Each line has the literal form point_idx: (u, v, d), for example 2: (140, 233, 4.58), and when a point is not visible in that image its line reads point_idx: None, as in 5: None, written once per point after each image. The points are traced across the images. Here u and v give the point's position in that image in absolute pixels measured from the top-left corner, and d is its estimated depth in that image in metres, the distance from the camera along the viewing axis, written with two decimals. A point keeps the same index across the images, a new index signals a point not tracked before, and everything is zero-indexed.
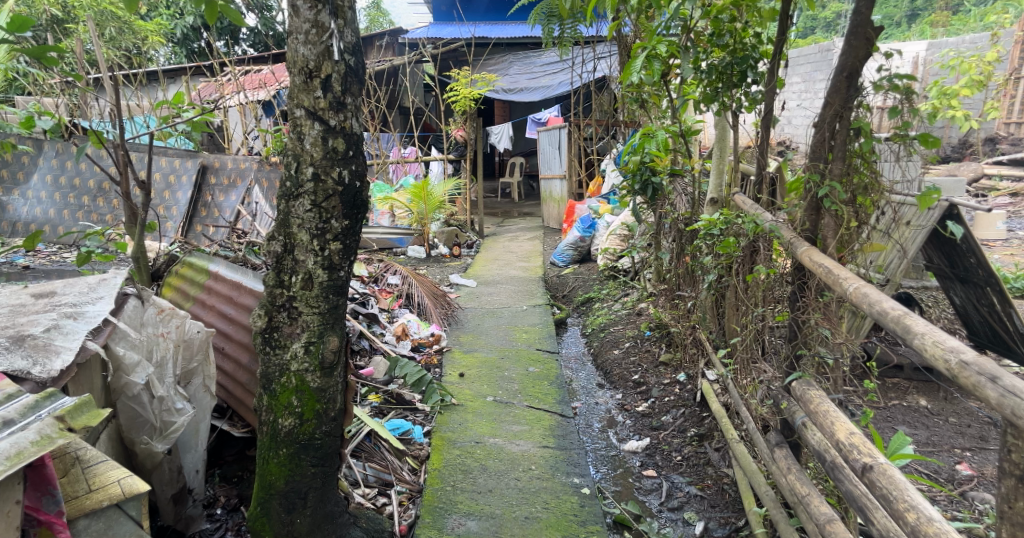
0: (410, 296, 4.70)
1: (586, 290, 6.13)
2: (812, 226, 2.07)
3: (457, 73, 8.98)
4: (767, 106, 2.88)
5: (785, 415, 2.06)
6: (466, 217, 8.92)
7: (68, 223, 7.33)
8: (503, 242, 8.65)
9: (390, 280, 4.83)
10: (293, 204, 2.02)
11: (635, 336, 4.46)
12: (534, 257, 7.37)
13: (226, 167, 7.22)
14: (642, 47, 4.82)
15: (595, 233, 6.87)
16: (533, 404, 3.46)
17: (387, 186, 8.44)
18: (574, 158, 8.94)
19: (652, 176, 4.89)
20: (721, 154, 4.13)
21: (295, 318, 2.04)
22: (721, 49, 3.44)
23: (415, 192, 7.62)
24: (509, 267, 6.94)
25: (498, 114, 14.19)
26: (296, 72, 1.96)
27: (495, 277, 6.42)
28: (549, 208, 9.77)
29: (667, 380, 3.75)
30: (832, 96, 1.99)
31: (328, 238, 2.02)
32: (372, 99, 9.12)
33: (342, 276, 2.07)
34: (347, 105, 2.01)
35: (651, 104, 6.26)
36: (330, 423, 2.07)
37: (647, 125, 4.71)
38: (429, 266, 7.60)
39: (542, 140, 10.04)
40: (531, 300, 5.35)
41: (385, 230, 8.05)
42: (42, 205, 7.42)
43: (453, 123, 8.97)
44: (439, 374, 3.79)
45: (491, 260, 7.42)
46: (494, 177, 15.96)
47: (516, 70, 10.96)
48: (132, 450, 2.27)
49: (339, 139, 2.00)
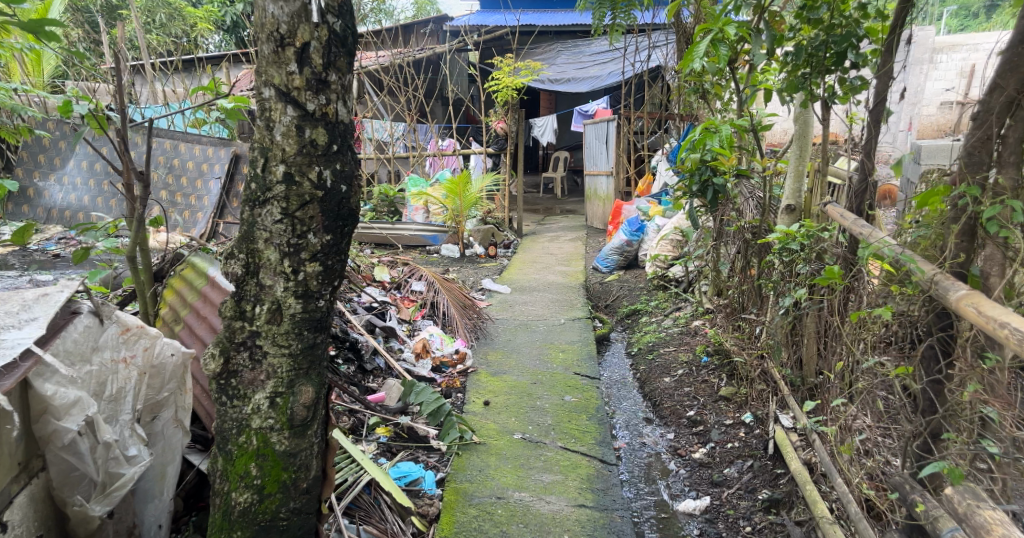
0: (436, 305, 4.25)
1: (632, 301, 5.60)
2: (965, 257, 1.62)
3: (500, 60, 8.50)
4: (879, 95, 2.38)
5: (921, 520, 1.59)
6: (505, 214, 8.44)
7: (102, 211, 7.13)
8: (543, 242, 8.17)
9: (415, 287, 4.39)
10: (259, 212, 1.53)
11: (690, 361, 3.91)
12: (575, 260, 6.86)
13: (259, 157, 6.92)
14: (706, 30, 4.26)
15: (644, 236, 6.29)
16: (568, 444, 2.95)
17: (422, 180, 8.12)
18: (623, 153, 8.37)
19: (713, 178, 4.34)
20: (802, 153, 3.52)
21: (258, 361, 1.55)
22: (813, 26, 2.87)
23: (450, 188, 7.22)
24: (549, 272, 6.42)
25: (544, 106, 13.67)
26: (264, 39, 1.47)
27: (533, 282, 5.93)
28: (594, 206, 9.23)
29: (729, 421, 3.19)
30: (1004, 78, 1.54)
31: (304, 258, 1.53)
32: (412, 89, 8.71)
33: (321, 305, 1.58)
34: (331, 84, 1.51)
35: (712, 95, 5.65)
36: (299, 499, 1.59)
37: (710, 119, 4.15)
38: (464, 267, 7.16)
39: (588, 134, 9.49)
40: (570, 312, 4.83)
41: (419, 227, 7.75)
42: (76, 192, 7.23)
43: (494, 114, 8.48)
44: (461, 401, 3.32)
45: (530, 262, 6.95)
46: (538, 171, 15.46)
47: (564, 59, 10.42)
48: (65, 512, 1.78)
49: (320, 130, 1.52)
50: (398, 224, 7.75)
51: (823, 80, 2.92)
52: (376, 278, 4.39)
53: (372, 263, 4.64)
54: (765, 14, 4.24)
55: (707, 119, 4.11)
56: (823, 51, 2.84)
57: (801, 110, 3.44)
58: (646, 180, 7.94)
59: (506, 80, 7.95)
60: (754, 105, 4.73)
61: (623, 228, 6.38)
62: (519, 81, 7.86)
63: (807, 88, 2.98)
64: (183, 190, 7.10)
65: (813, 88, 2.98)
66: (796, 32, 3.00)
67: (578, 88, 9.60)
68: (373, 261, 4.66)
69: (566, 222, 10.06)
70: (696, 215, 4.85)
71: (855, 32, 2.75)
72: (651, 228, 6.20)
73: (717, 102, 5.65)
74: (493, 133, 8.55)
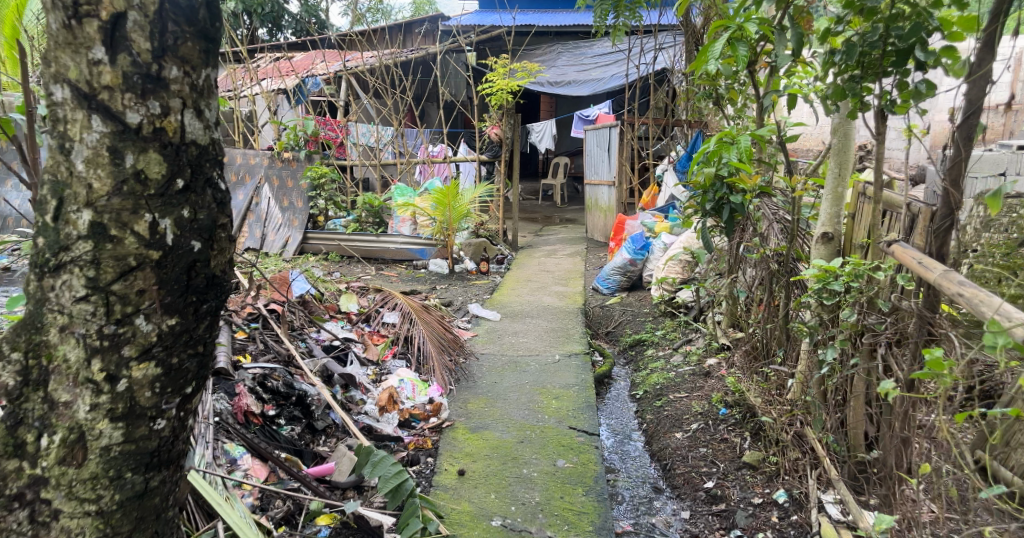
0: (410, 341, 3.69)
1: (636, 329, 5.05)
2: None
3: (495, 61, 7.94)
4: (970, 105, 1.79)
5: None
6: (499, 226, 7.89)
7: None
8: (539, 256, 7.61)
9: (387, 319, 3.82)
10: (56, 290, 1.28)
11: (705, 413, 3.35)
12: (573, 279, 6.30)
13: (234, 164, 7.83)
14: (723, 27, 3.72)
15: (649, 255, 5.73)
16: (559, 534, 2.38)
17: (410, 189, 7.56)
18: (626, 161, 7.80)
19: (730, 196, 3.79)
20: (841, 168, 2.93)
21: (40, 528, 1.33)
22: (868, 17, 2.30)
23: (438, 198, 6.66)
24: (543, 294, 5.87)
25: (544, 110, 13.10)
26: (52, 13, 1.22)
27: (526, 305, 5.37)
28: (595, 217, 8.64)
29: (757, 499, 2.61)
30: None
31: (128, 356, 1.30)
32: (402, 91, 8.16)
33: (146, 432, 1.36)
34: (170, 87, 1.27)
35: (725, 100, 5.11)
36: None
37: (727, 129, 3.61)
38: (452, 284, 6.60)
39: (588, 140, 8.92)
40: (566, 346, 4.25)
41: (405, 240, 7.27)
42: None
43: (488, 119, 7.90)
44: (431, 470, 2.76)
45: (523, 280, 6.40)
46: (538, 178, 14.85)
47: (564, 61, 9.88)
48: None
49: (152, 164, 1.28)
50: (383, 237, 7.26)
51: (879, 83, 2.34)
52: (342, 309, 3.82)
53: (338, 290, 4.05)
54: (791, 8, 3.69)
55: (722, 129, 3.58)
56: (880, 49, 2.27)
57: (842, 118, 2.85)
58: (652, 192, 7.43)
59: (501, 82, 7.38)
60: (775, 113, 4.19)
61: (627, 245, 5.83)
62: (514, 84, 7.31)
63: (857, 95, 2.39)
64: None
65: (864, 94, 2.41)
66: (845, 26, 2.42)
67: (579, 92, 9.06)
68: (339, 287, 4.07)
69: (564, 233, 9.49)
70: (709, 235, 4.33)
71: (925, 24, 2.17)
72: (657, 246, 5.66)
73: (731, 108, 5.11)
74: (486, 139, 8.01)
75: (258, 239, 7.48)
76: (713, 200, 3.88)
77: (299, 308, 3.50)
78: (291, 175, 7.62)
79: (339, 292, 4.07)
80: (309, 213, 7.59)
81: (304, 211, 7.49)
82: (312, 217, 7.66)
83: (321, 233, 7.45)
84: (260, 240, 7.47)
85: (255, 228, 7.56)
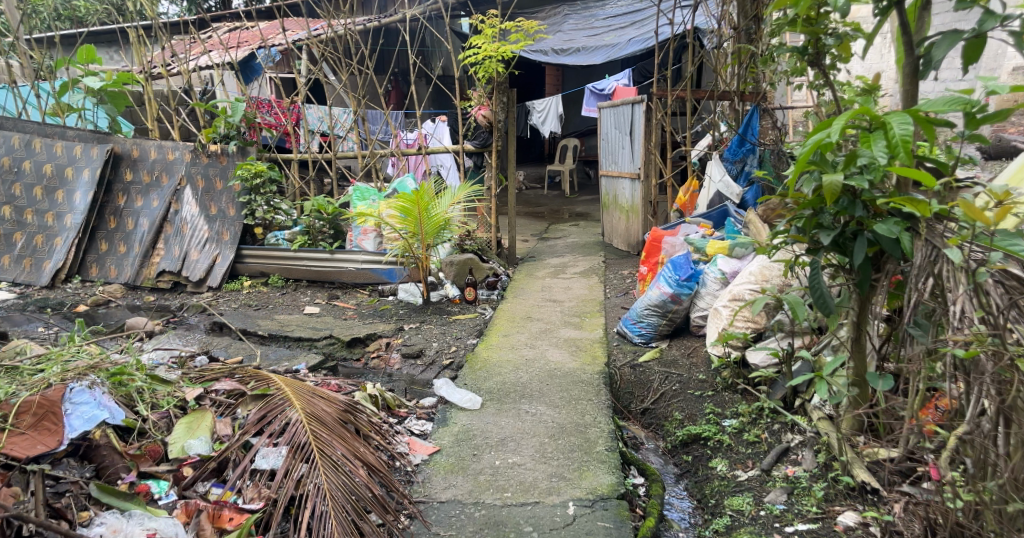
0: (299, 509, 2.04)
1: (687, 413, 3.38)
2: None
3: (482, 20, 6.19)
4: None
5: None
6: (491, 235, 6.20)
7: None
8: (543, 275, 5.92)
9: (261, 465, 2.17)
10: None
11: None
12: (588, 318, 4.65)
13: (146, 159, 5.91)
14: None
15: (699, 288, 4.03)
16: None
17: (374, 191, 5.91)
18: (653, 147, 6.08)
19: (870, 222, 2.34)
20: None
21: None
22: None
23: (406, 203, 5.07)
24: (548, 347, 4.18)
25: (549, 84, 11.39)
26: None
27: (522, 374, 3.70)
28: (612, 218, 6.96)
29: None
30: None
31: None
32: (364, 64, 6.47)
33: None
34: None
35: (827, 55, 3.31)
36: None
37: (867, 106, 2.22)
38: (426, 322, 5.04)
39: (602, 120, 7.14)
40: (584, 473, 2.56)
41: (366, 258, 5.67)
42: None
43: (474, 97, 6.15)
44: None
45: (521, 318, 4.77)
46: (544, 162, 13.11)
47: (572, 23, 9.48)
48: None
49: None
50: (338, 256, 5.69)
51: None
52: (172, 458, 2.18)
53: (183, 405, 2.39)
54: None
55: (872, 107, 2.22)
56: None
57: None
58: (689, 189, 5.81)
59: (488, 47, 5.65)
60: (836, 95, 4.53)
61: (665, 274, 4.13)
62: (506, 49, 5.57)
63: None
64: (36, 204, 5.75)
65: None
66: None
67: (590, 60, 8.14)
68: (184, 396, 2.41)
69: (574, 235, 7.80)
70: (825, 283, 2.55)
71: None
72: (711, 274, 3.99)
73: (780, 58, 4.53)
74: (472, 123, 6.28)
75: (178, 259, 5.69)
76: (833, 224, 2.45)
77: (47, 484, 1.97)
78: (220, 174, 5.88)
79: (184, 407, 2.40)
80: (245, 224, 5.84)
81: (238, 221, 5.78)
82: (249, 229, 5.93)
83: (258, 250, 5.80)
84: (180, 261, 5.68)
85: (175, 244, 5.75)
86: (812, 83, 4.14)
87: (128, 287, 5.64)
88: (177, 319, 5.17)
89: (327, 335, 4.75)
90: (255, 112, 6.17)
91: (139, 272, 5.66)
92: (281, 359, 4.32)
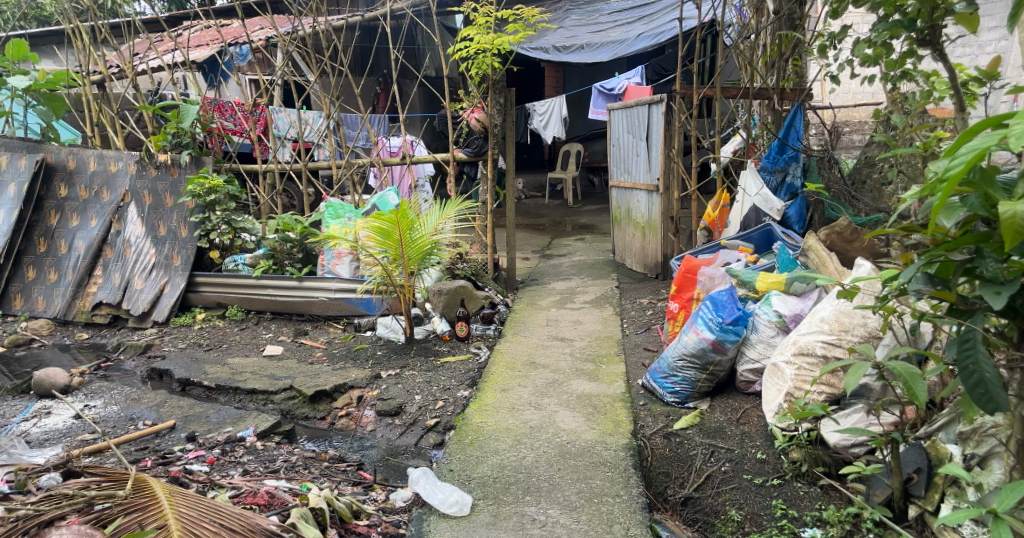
0: None
1: (750, 511, 2.53)
2: None
3: (476, 9, 5.37)
4: None
5: None
6: (487, 256, 5.33)
7: None
8: (548, 303, 5.07)
9: None
10: None
11: None
12: (607, 365, 3.81)
13: (85, 171, 5.17)
14: None
15: (750, 333, 3.21)
16: None
17: (349, 206, 5.07)
18: (673, 153, 5.24)
19: None
20: None
21: None
22: None
23: (383, 224, 4.23)
24: (557, 407, 3.32)
25: (549, 86, 10.57)
26: None
27: (526, 451, 2.86)
28: (625, 233, 6.12)
29: None
30: None
31: None
32: (341, 61, 5.63)
33: None
34: None
35: (936, 29, 2.46)
36: None
37: None
38: (409, 365, 4.19)
39: (613, 123, 6.31)
40: None
41: (340, 286, 4.82)
42: None
43: (466, 99, 5.32)
44: None
45: (524, 363, 3.92)
46: (544, 169, 12.26)
47: (574, 19, 8.66)
48: None
49: None
50: (307, 284, 4.83)
51: None
52: None
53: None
54: None
55: None
56: None
57: None
58: (719, 203, 4.94)
59: (483, 39, 4.82)
60: (908, 93, 3.70)
61: (704, 314, 3.29)
62: (502, 41, 4.74)
63: None
64: None
65: None
66: None
67: (595, 58, 7.30)
68: None
69: (581, 252, 6.94)
70: (986, 362, 1.68)
71: None
72: (763, 317, 3.19)
73: (840, 46, 3.70)
74: (464, 128, 5.45)
75: (117, 289, 4.89)
76: (1003, 279, 1.61)
77: None
78: (171, 189, 5.08)
79: None
80: (199, 246, 5.00)
81: (190, 243, 4.95)
82: (204, 252, 5.08)
83: (214, 277, 4.95)
84: (120, 291, 4.88)
85: (115, 271, 4.96)
86: (887, 74, 3.30)
87: (58, 322, 4.85)
88: (109, 363, 4.32)
89: (286, 386, 3.87)
90: (212, 115, 5.32)
91: (71, 305, 4.87)
92: (223, 421, 3.43)
